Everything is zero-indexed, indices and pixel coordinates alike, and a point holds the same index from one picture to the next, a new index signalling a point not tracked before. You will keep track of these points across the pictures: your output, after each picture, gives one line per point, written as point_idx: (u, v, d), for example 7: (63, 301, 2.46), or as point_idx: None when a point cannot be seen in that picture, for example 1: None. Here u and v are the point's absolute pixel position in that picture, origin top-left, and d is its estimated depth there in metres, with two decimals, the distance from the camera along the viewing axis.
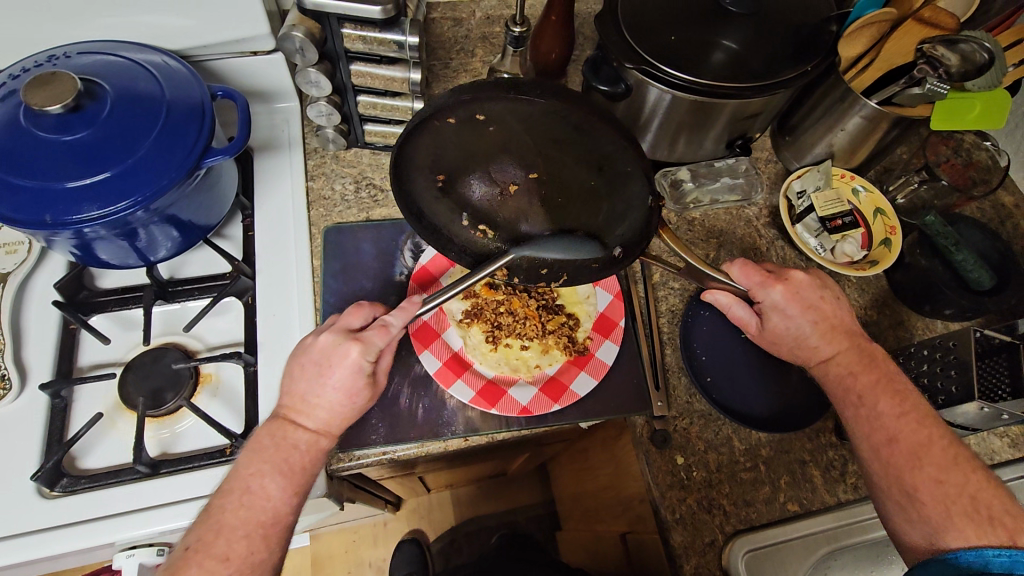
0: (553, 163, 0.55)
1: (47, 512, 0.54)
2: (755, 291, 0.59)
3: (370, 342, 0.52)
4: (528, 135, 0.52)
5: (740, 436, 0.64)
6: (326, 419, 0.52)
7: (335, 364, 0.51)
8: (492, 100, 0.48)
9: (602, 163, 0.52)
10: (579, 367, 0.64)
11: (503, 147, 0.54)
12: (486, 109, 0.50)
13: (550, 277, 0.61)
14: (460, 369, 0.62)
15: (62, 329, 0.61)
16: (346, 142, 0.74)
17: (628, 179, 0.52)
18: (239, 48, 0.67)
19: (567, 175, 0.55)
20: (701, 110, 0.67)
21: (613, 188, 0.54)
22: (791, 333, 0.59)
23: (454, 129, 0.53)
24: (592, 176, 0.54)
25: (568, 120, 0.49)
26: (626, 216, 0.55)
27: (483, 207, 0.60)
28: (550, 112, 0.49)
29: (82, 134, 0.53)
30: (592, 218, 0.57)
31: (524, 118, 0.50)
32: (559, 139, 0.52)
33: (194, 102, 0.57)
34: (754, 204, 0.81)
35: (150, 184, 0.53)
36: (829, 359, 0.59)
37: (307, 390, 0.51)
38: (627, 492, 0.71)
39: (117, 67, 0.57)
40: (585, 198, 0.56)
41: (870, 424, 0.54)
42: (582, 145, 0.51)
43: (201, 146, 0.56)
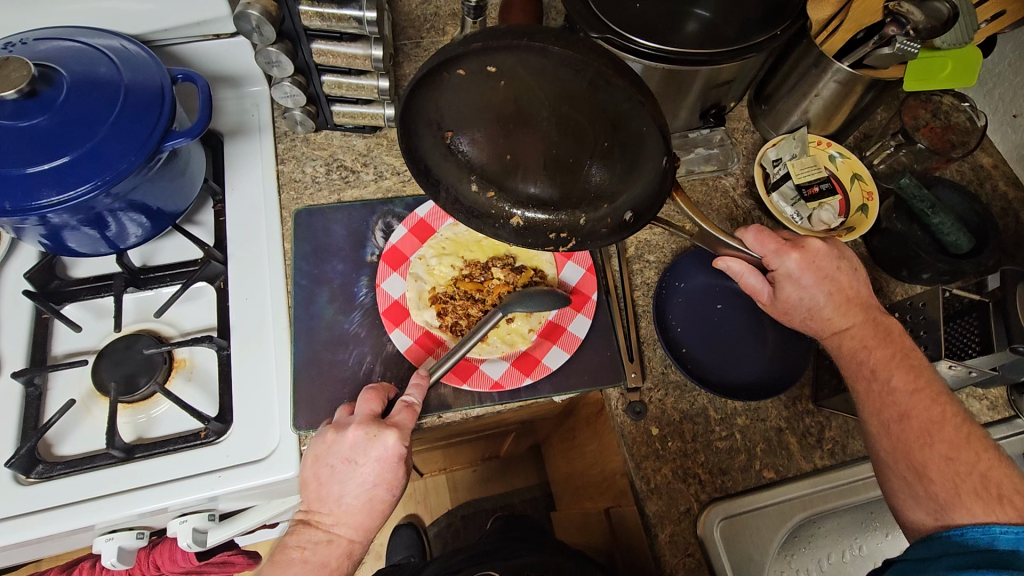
0: (566, 121, 0.53)
1: (26, 497, 0.54)
2: (769, 258, 0.59)
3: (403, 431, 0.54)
4: (540, 88, 0.50)
5: (716, 406, 0.64)
6: (362, 519, 0.55)
7: (371, 456, 0.53)
8: (501, 50, 0.46)
9: (617, 122, 0.50)
10: (552, 340, 0.64)
11: (517, 100, 0.52)
12: (499, 60, 0.48)
13: (559, 241, 0.61)
14: (432, 346, 0.62)
15: (34, 319, 0.61)
16: (315, 125, 0.73)
17: (643, 141, 0.50)
18: (203, 31, 0.66)
19: (579, 136, 0.54)
20: (673, 79, 0.66)
21: (628, 152, 0.52)
22: (804, 303, 0.60)
23: (463, 82, 0.51)
24: (605, 140, 0.53)
25: (583, 74, 0.46)
26: (642, 176, 0.54)
27: (492, 168, 0.59)
28: (563, 65, 0.47)
29: (39, 119, 0.53)
30: (604, 183, 0.56)
31: (538, 69, 0.48)
32: (571, 94, 0.50)
33: (153, 86, 0.57)
34: (730, 174, 0.79)
35: (110, 168, 0.53)
36: (843, 330, 0.59)
37: (343, 492, 0.54)
38: (610, 468, 0.71)
39: (76, 53, 0.57)
40: (596, 161, 0.55)
41: (881, 399, 0.54)
42: (595, 102, 0.49)
43: (161, 129, 0.56)
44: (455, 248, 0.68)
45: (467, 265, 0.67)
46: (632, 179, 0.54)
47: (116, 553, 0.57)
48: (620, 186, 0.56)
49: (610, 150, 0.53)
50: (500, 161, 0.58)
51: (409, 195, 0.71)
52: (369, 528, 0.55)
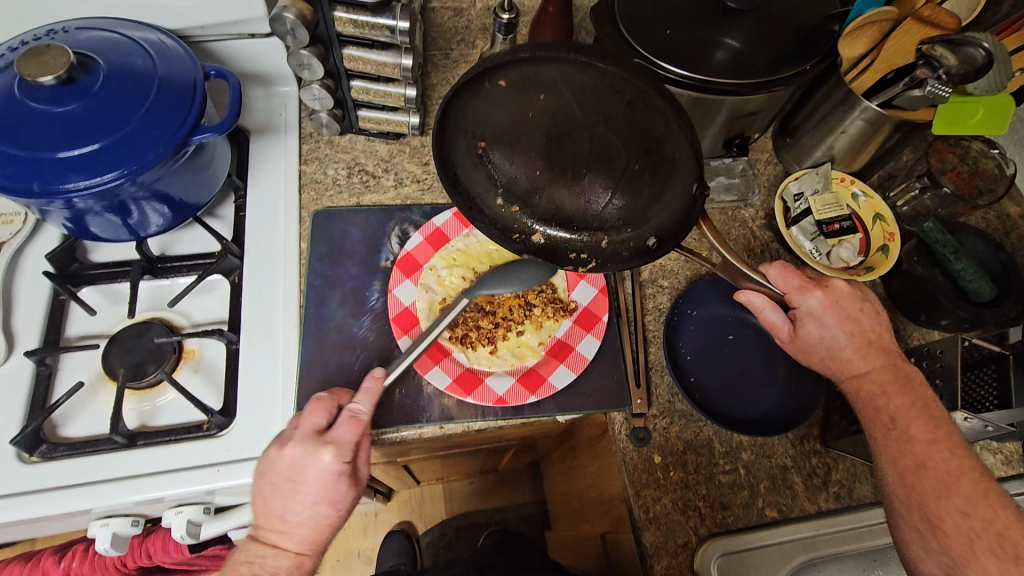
0: (599, 138, 0.52)
1: (26, 477, 0.54)
2: (792, 295, 0.60)
3: (345, 440, 0.53)
4: (577, 106, 0.50)
5: (721, 438, 0.63)
6: (309, 534, 0.54)
7: (310, 474, 0.51)
8: (546, 61, 0.45)
9: (652, 145, 0.49)
10: (559, 359, 0.62)
11: (552, 116, 0.52)
12: (541, 76, 0.48)
13: (578, 262, 0.61)
14: (439, 356, 0.60)
15: (51, 300, 0.62)
16: (341, 128, 0.73)
17: (675, 168, 0.49)
18: (239, 30, 0.68)
19: (612, 156, 0.53)
20: (698, 105, 0.67)
21: (659, 173, 0.51)
22: (824, 342, 0.59)
23: (503, 92, 0.51)
24: (637, 161, 0.52)
25: (623, 94, 0.45)
26: (667, 203, 0.53)
27: (520, 182, 0.60)
28: (605, 84, 0.45)
29: (74, 106, 0.54)
30: (631, 207, 0.56)
31: (578, 86, 0.47)
32: (610, 113, 0.48)
33: (186, 81, 0.58)
34: (751, 205, 0.78)
35: (137, 158, 0.54)
36: (862, 374, 0.58)
37: (286, 510, 0.52)
38: (610, 493, 0.70)
39: (114, 44, 0.58)
40: (625, 182, 0.55)
41: (898, 447, 0.53)
42: (631, 122, 0.48)
43: (190, 123, 0.57)
44: (466, 260, 0.67)
45: (479, 277, 0.66)
46: (659, 207, 0.54)
47: (110, 539, 0.57)
48: (645, 211, 0.55)
49: (642, 171, 0.52)
50: (528, 176, 0.59)
51: (427, 203, 0.72)
52: (329, 528, 0.54)
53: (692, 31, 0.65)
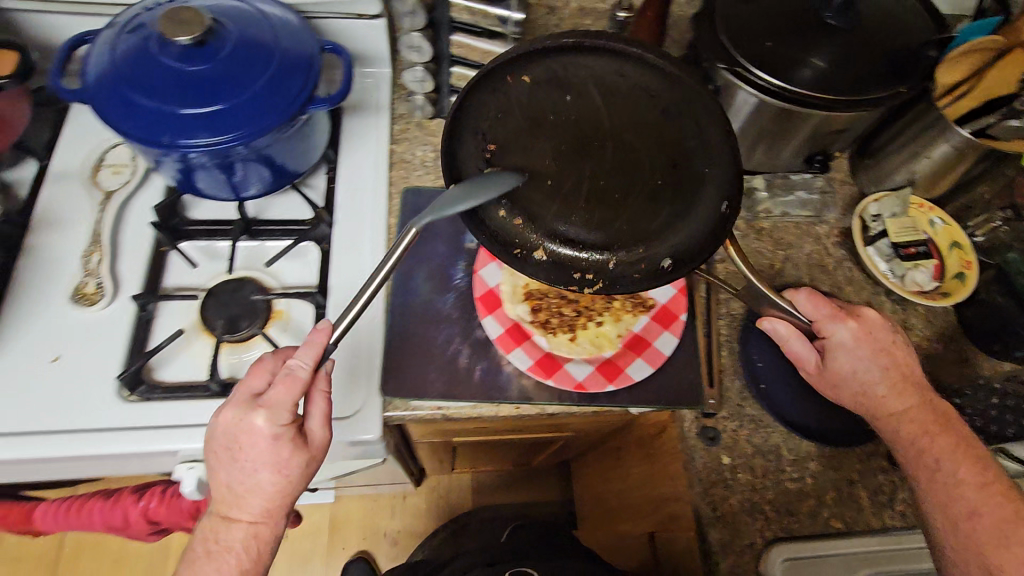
0: (629, 157, 0.57)
1: (125, 414, 0.57)
2: (821, 323, 0.60)
3: (280, 403, 0.48)
4: (606, 113, 0.57)
5: (789, 446, 0.63)
6: (261, 506, 0.50)
7: (245, 441, 0.49)
8: (591, 54, 0.56)
9: (678, 159, 0.56)
10: (636, 352, 0.63)
11: (574, 126, 0.57)
12: (575, 79, 0.57)
13: (587, 282, 0.57)
14: (520, 338, 0.62)
15: (153, 249, 0.64)
16: (433, 112, 0.76)
17: (705, 181, 0.56)
18: (349, 9, 0.70)
19: (631, 172, 0.57)
20: (786, 117, 0.68)
21: (684, 192, 0.56)
22: (856, 375, 0.58)
23: (527, 92, 0.57)
24: (659, 174, 0.57)
25: (665, 101, 0.56)
26: (688, 222, 0.56)
27: (529, 196, 0.58)
28: (643, 91, 0.56)
29: (204, 66, 0.57)
30: (653, 226, 0.57)
31: (613, 93, 0.57)
32: (645, 122, 0.57)
33: (305, 54, 0.61)
34: (825, 222, 0.78)
35: (257, 121, 0.57)
36: (900, 412, 0.57)
37: (231, 479, 0.50)
38: (661, 491, 0.71)
39: (242, 10, 0.61)
40: (646, 202, 0.57)
41: (947, 492, 0.53)
42: (664, 135, 0.57)
43: (306, 94, 0.60)
44: None
45: None
46: (676, 228, 0.56)
47: (194, 482, 0.59)
48: (661, 234, 0.57)
49: (664, 188, 0.57)
50: (537, 188, 0.58)
51: None
52: (290, 495, 0.51)
53: (791, 43, 0.66)
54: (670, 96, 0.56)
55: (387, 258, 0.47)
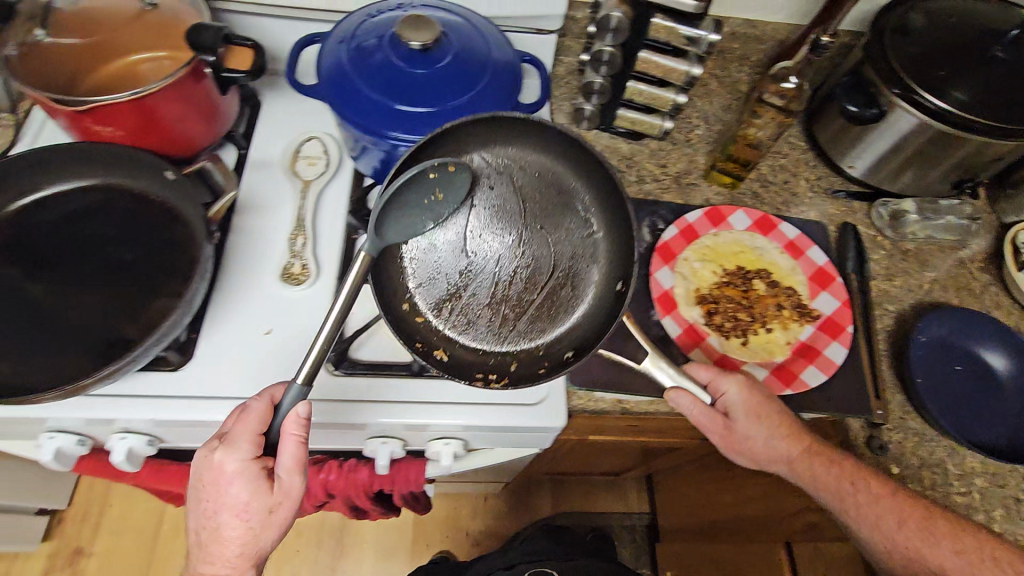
0: (536, 259, 0.62)
1: (334, 387, 0.61)
2: (716, 381, 0.60)
3: (249, 426, 0.50)
4: (514, 203, 0.63)
5: (954, 461, 0.65)
6: (240, 551, 0.51)
7: (223, 482, 0.49)
8: (500, 130, 0.62)
9: (575, 253, 0.62)
10: (808, 360, 0.65)
11: (488, 216, 0.63)
12: (504, 175, 0.64)
13: (486, 380, 0.58)
14: (697, 339, 0.65)
15: (347, 237, 0.68)
16: (597, 123, 0.80)
17: (599, 271, 0.62)
18: (531, 24, 0.75)
19: (537, 267, 0.62)
20: (946, 142, 0.70)
21: (578, 283, 0.61)
22: (750, 437, 0.59)
23: (462, 188, 0.61)
24: (567, 256, 0.62)
25: (556, 187, 0.64)
26: (592, 314, 0.60)
27: (443, 293, 0.62)
28: (533, 182, 0.64)
29: (428, 70, 0.62)
30: (558, 324, 0.61)
31: (518, 184, 0.63)
32: (526, 205, 0.63)
33: (513, 63, 0.65)
34: (969, 247, 0.80)
35: (473, 124, 0.61)
36: (800, 455, 0.59)
37: (206, 519, 0.51)
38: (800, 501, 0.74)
39: (458, 21, 0.65)
40: (546, 298, 0.61)
41: (873, 517, 0.56)
42: (551, 220, 0.63)
43: (514, 101, 0.64)
44: (715, 256, 0.71)
45: (728, 273, 0.70)
46: (574, 321, 0.61)
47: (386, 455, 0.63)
48: (580, 325, 0.60)
49: (563, 279, 0.62)
50: (420, 274, 0.62)
51: (671, 201, 0.76)
52: (259, 542, 0.51)
53: (967, 74, 0.69)
54: (577, 190, 0.64)
55: (327, 315, 0.49)
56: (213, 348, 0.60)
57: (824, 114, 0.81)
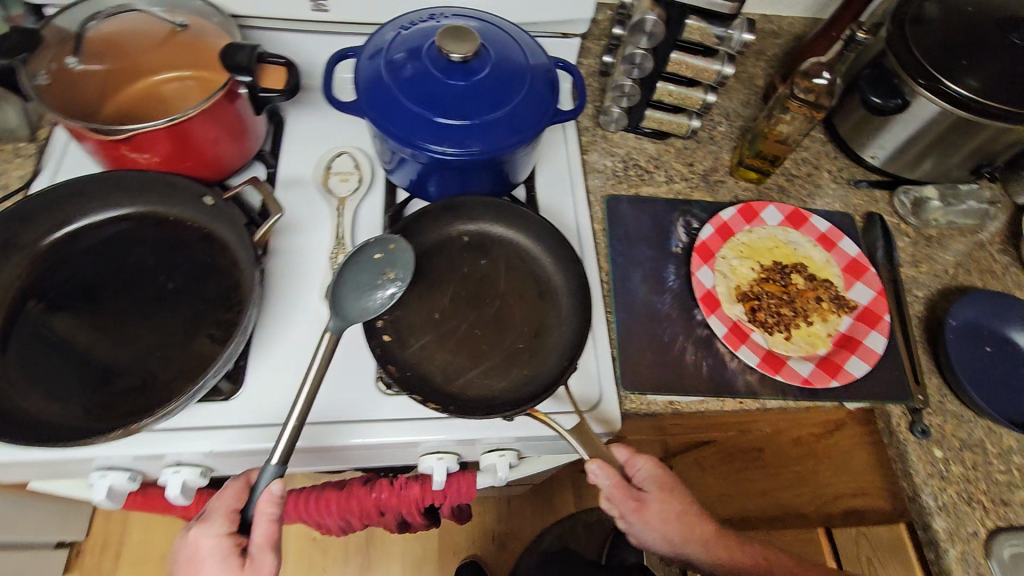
0: (499, 329, 0.62)
1: (390, 406, 0.60)
2: (630, 464, 0.61)
3: (223, 503, 0.52)
4: (499, 283, 0.65)
5: (992, 440, 0.67)
6: None
7: (201, 558, 0.49)
8: (504, 214, 0.68)
9: (539, 334, 0.62)
10: (850, 351, 0.67)
11: (471, 285, 0.65)
12: (497, 247, 0.68)
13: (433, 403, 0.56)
14: (743, 336, 0.66)
15: None
16: (622, 124, 0.81)
17: (553, 353, 0.61)
18: (556, 29, 0.75)
19: (500, 335, 0.62)
20: (968, 129, 0.72)
21: (534, 356, 0.61)
22: (660, 516, 0.60)
23: (452, 254, 0.66)
24: (521, 338, 0.62)
25: (540, 283, 0.65)
26: (535, 381, 0.59)
27: (402, 327, 0.61)
28: (525, 269, 0.66)
29: (467, 82, 0.61)
30: (504, 382, 0.59)
31: (513, 270, 0.66)
32: (516, 289, 0.65)
33: (548, 71, 0.65)
34: (987, 230, 0.82)
35: (514, 135, 0.61)
36: (711, 539, 0.61)
37: None
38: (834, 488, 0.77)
39: (492, 31, 0.65)
40: (506, 359, 0.60)
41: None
42: (529, 305, 0.64)
43: (552, 109, 0.64)
44: (752, 253, 0.72)
45: (766, 269, 0.71)
46: (518, 381, 0.59)
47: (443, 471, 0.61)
48: (523, 390, 0.58)
49: (522, 349, 0.61)
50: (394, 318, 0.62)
51: (701, 199, 0.77)
52: None
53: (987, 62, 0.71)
54: (556, 284, 0.65)
55: (302, 388, 0.52)
56: (263, 377, 0.58)
57: (844, 107, 0.83)
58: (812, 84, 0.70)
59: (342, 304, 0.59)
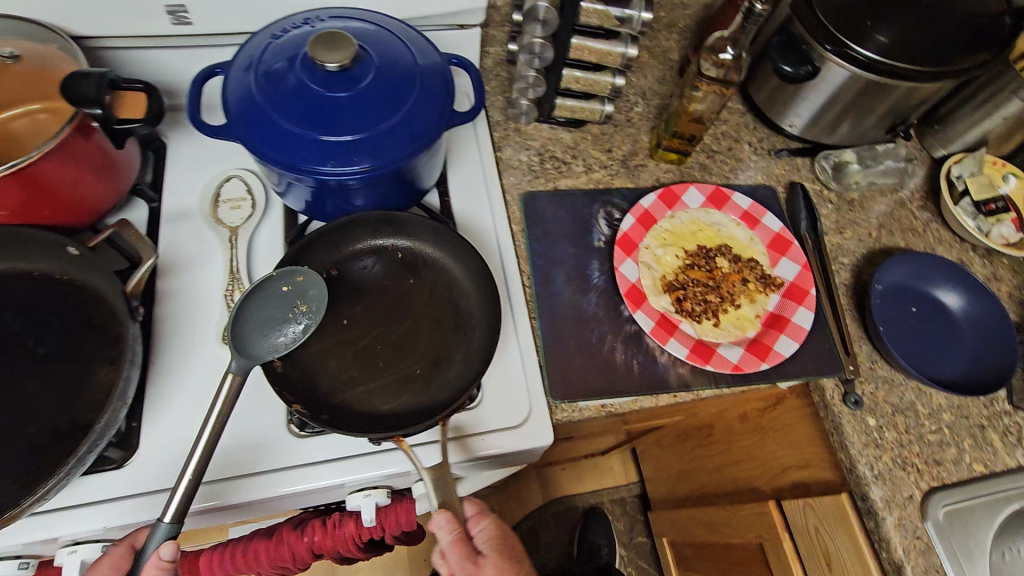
0: (399, 348, 0.59)
1: (304, 449, 0.56)
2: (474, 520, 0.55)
3: (99, 572, 0.47)
4: (415, 311, 0.61)
5: (922, 401, 0.68)
6: None
7: None
8: (440, 244, 0.63)
9: (437, 361, 0.59)
10: (779, 330, 0.66)
11: (394, 306, 0.61)
12: (426, 269, 0.63)
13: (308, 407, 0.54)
14: (671, 328, 0.64)
15: None
16: (535, 115, 0.77)
17: (446, 384, 0.57)
18: (451, 21, 0.70)
19: (400, 351, 0.59)
20: (878, 91, 0.71)
21: (428, 384, 0.57)
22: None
23: (379, 270, 0.63)
24: (420, 364, 0.58)
25: (457, 317, 0.61)
26: (421, 408, 0.56)
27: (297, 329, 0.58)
28: (448, 300, 0.62)
29: (348, 92, 0.56)
30: (392, 400, 0.56)
31: (435, 300, 0.62)
32: (434, 316, 0.61)
33: (440, 71, 0.60)
34: (907, 187, 0.83)
35: (406, 146, 0.57)
36: None
37: None
38: (777, 462, 0.77)
39: (374, 33, 0.60)
40: (403, 377, 0.58)
41: None
42: (438, 331, 0.60)
43: (447, 113, 0.59)
44: (675, 239, 0.70)
45: (690, 255, 0.69)
46: (398, 406, 0.56)
47: (372, 509, 0.60)
48: (406, 412, 0.56)
49: (419, 373, 0.58)
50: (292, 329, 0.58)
51: (622, 187, 0.75)
52: None
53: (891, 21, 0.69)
54: (472, 313, 0.61)
55: (199, 437, 0.47)
56: (159, 437, 0.54)
57: (758, 75, 0.81)
58: (720, 59, 0.67)
59: (247, 343, 0.52)
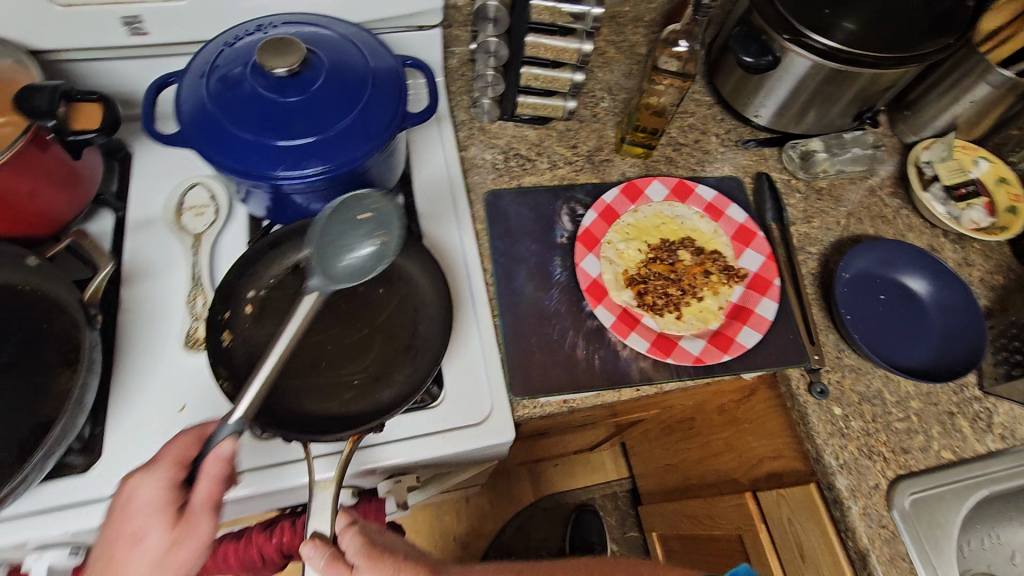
0: (346, 355, 0.60)
1: (267, 451, 0.57)
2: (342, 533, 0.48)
3: (171, 453, 0.47)
4: (377, 320, 0.62)
5: (891, 389, 0.67)
6: None
7: (138, 504, 0.46)
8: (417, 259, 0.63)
9: (378, 376, 0.59)
10: (742, 322, 0.66)
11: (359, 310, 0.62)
12: (399, 280, 0.63)
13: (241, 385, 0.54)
14: (632, 322, 0.64)
15: None
16: (499, 114, 0.77)
17: (377, 398, 0.57)
18: (409, 22, 0.71)
19: (348, 357, 0.60)
20: (839, 80, 0.70)
21: (365, 396, 0.58)
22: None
23: None
24: (361, 375, 0.59)
25: (415, 337, 0.61)
26: (351, 415, 0.56)
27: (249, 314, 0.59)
28: (411, 313, 0.62)
29: (300, 97, 0.56)
30: (325, 402, 0.57)
31: (400, 309, 0.62)
32: (392, 331, 0.61)
33: (393, 74, 0.61)
34: (877, 175, 0.82)
35: (358, 148, 0.57)
36: None
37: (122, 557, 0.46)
38: (754, 454, 0.77)
39: (327, 38, 0.60)
40: (345, 379, 0.58)
41: None
42: (390, 343, 0.60)
43: (399, 114, 0.60)
44: (638, 233, 0.70)
45: (653, 249, 0.69)
46: (327, 412, 0.56)
47: None
48: (334, 414, 0.56)
49: (360, 382, 0.58)
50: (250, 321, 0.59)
51: (586, 182, 0.75)
52: None
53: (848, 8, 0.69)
54: (428, 323, 0.61)
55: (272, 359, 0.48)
56: (121, 444, 0.55)
57: (723, 67, 0.80)
58: (674, 52, 0.68)
59: (329, 260, 0.50)
